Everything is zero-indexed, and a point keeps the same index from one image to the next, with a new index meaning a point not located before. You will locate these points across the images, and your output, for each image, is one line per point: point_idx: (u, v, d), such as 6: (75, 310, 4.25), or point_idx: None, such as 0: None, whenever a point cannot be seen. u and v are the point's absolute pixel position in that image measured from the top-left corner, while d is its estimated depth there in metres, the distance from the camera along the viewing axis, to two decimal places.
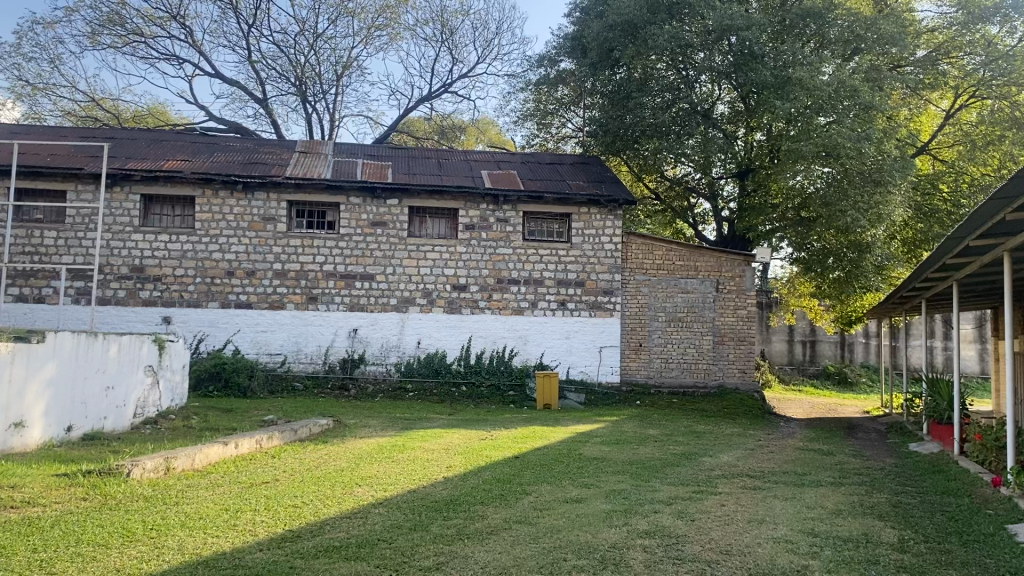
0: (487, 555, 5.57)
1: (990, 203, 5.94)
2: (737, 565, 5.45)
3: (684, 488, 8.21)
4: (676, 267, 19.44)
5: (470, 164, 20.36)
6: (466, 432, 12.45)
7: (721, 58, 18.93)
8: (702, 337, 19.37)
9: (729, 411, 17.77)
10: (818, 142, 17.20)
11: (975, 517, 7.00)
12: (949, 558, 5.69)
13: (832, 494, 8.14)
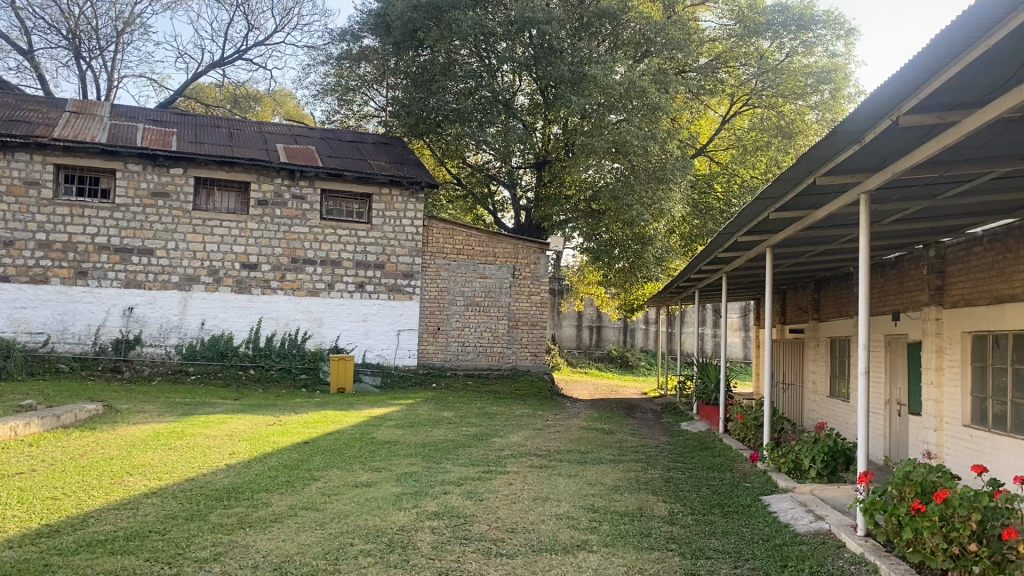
0: (269, 543, 5.38)
1: (757, 202, 6.43)
2: (521, 542, 5.61)
3: (474, 469, 8.36)
4: (475, 252, 19.70)
5: (265, 137, 19.48)
6: (252, 416, 11.98)
7: (522, 50, 19.29)
8: (498, 320, 19.79)
9: (520, 393, 18.33)
10: (610, 138, 18.02)
11: (735, 489, 7.66)
12: (712, 528, 6.18)
13: (611, 471, 8.61)
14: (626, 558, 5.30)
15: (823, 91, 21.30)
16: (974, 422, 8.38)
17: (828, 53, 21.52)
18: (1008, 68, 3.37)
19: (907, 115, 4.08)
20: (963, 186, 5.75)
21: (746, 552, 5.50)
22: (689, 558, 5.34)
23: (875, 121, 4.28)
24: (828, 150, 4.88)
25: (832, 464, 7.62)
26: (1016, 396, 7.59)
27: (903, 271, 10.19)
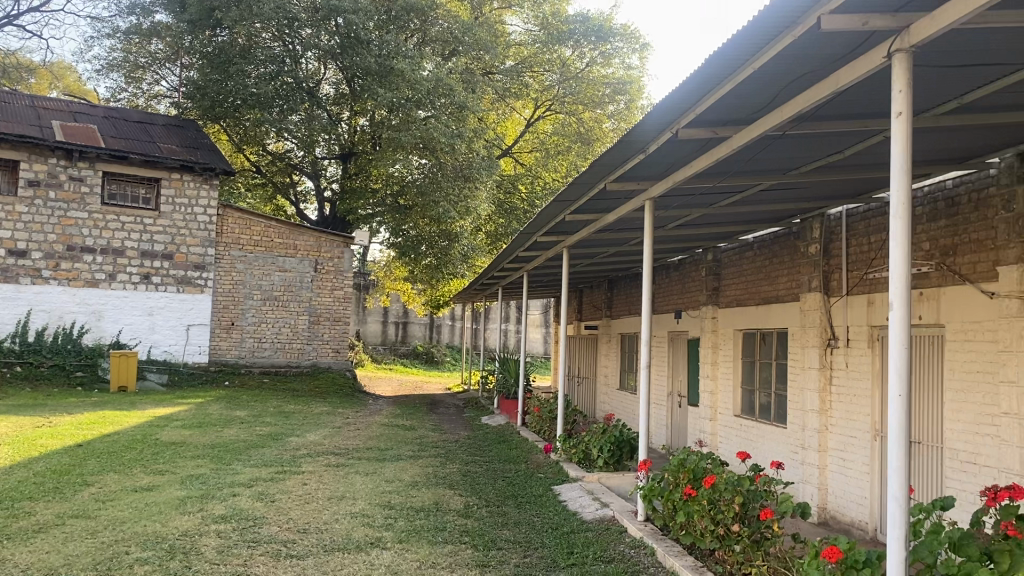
0: (30, 556, 4.93)
1: (554, 204, 6.65)
2: (312, 542, 5.50)
3: (266, 470, 8.09)
4: (274, 244, 19.09)
5: (37, 112, 17.79)
6: (18, 418, 10.91)
7: (327, 38, 18.75)
8: (298, 316, 19.29)
9: (319, 391, 17.97)
10: (416, 134, 17.94)
11: (529, 480, 7.92)
12: (504, 519, 6.34)
13: (409, 467, 8.63)
14: (420, 553, 5.33)
15: (619, 101, 22.50)
16: (744, 412, 9.18)
17: (624, 66, 22.66)
18: (771, 92, 3.72)
19: (685, 129, 4.40)
20: (734, 196, 6.26)
21: (536, 541, 5.70)
22: (481, 550, 5.45)
23: (657, 133, 4.58)
24: (617, 158, 5.16)
25: (617, 453, 8.09)
26: (778, 388, 8.36)
27: (685, 273, 10.93)
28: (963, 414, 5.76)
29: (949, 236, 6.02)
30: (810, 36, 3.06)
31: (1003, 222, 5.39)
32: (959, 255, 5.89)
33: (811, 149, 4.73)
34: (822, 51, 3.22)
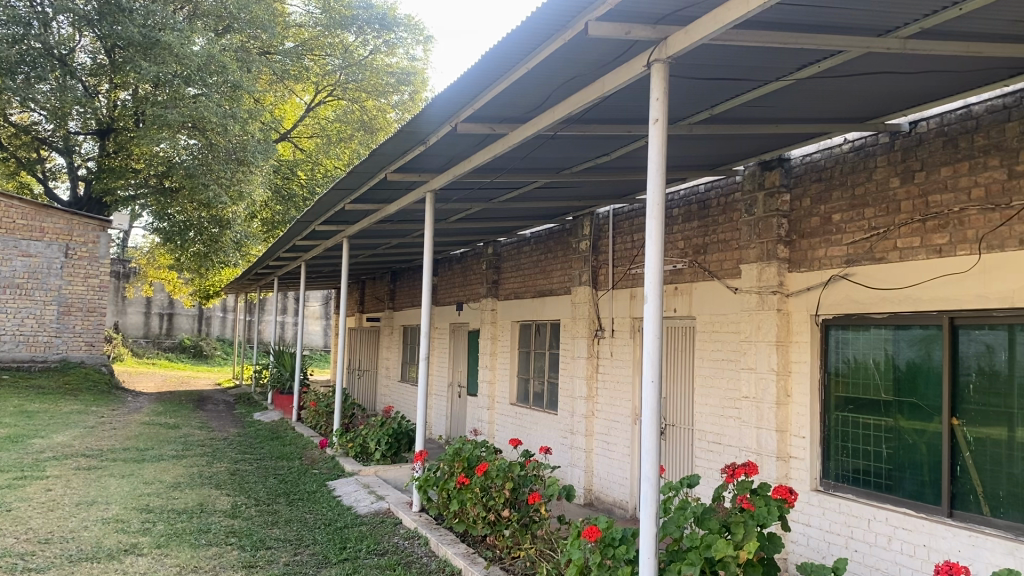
0: None
1: (335, 192, 6.47)
2: (55, 553, 5.02)
3: (2, 476, 7.27)
4: (16, 226, 17.17)
5: None
6: None
7: (82, 2, 17.06)
8: (45, 305, 17.53)
9: (69, 388, 16.48)
10: (185, 112, 16.67)
11: (302, 477, 7.70)
12: (274, 518, 6.12)
13: (171, 468, 8.11)
14: (180, 558, 5.02)
15: (403, 92, 22.60)
16: (519, 400, 9.48)
17: (408, 57, 22.97)
18: (545, 91, 3.83)
19: (463, 123, 4.45)
20: (512, 192, 6.42)
21: (307, 538, 5.56)
22: (248, 551, 5.24)
23: (438, 126, 4.60)
24: (397, 149, 5.12)
25: (396, 446, 8.08)
26: (550, 377, 8.73)
27: (466, 266, 11.11)
28: (709, 398, 6.32)
29: (700, 236, 6.54)
30: (579, 39, 3.17)
31: (745, 224, 5.94)
32: (708, 254, 6.43)
33: (581, 149, 4.95)
34: (590, 55, 3.36)
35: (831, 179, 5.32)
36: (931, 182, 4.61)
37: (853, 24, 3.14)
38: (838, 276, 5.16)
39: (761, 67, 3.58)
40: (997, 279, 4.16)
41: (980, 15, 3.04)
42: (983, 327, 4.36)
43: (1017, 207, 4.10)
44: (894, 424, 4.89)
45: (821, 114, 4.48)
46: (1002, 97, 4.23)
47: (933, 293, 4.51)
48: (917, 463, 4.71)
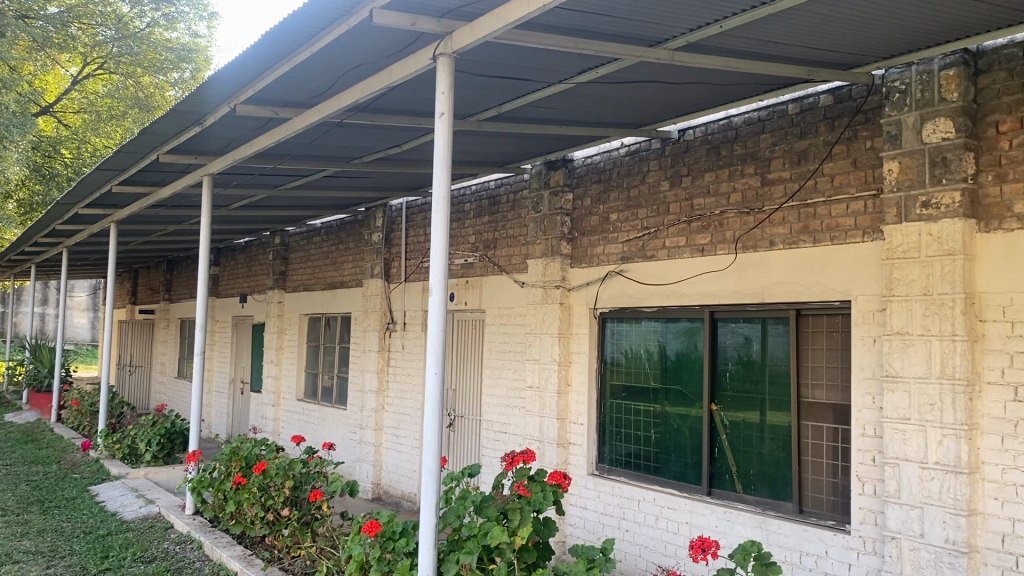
0: None
1: (100, 172, 5.96)
2: None
3: None
4: None
5: None
6: None
7: None
8: None
9: None
10: None
11: (60, 482, 7.04)
12: (25, 529, 5.57)
13: None
14: None
15: (183, 70, 21.21)
16: (307, 396, 9.24)
17: (191, 32, 21.74)
18: (329, 77, 3.74)
19: (243, 105, 4.25)
20: (298, 180, 6.24)
21: (63, 549, 5.10)
22: None
23: (215, 106, 4.37)
24: (171, 128, 4.80)
25: (169, 446, 7.63)
26: (340, 371, 8.56)
27: (251, 256, 10.65)
28: (496, 389, 6.46)
29: (490, 231, 6.67)
30: (362, 26, 3.12)
31: (531, 221, 6.12)
32: (498, 249, 6.57)
33: (369, 139, 4.88)
34: (374, 44, 3.32)
35: (610, 180, 5.59)
36: (697, 186, 4.96)
37: (626, 33, 3.32)
38: (615, 272, 5.45)
39: (544, 69, 3.71)
40: (751, 276, 4.58)
41: (737, 33, 3.31)
42: (740, 320, 4.77)
43: (767, 211, 4.51)
44: (661, 410, 5.23)
45: (600, 118, 4.70)
46: (757, 111, 4.63)
47: (697, 289, 4.88)
48: (681, 446, 5.07)
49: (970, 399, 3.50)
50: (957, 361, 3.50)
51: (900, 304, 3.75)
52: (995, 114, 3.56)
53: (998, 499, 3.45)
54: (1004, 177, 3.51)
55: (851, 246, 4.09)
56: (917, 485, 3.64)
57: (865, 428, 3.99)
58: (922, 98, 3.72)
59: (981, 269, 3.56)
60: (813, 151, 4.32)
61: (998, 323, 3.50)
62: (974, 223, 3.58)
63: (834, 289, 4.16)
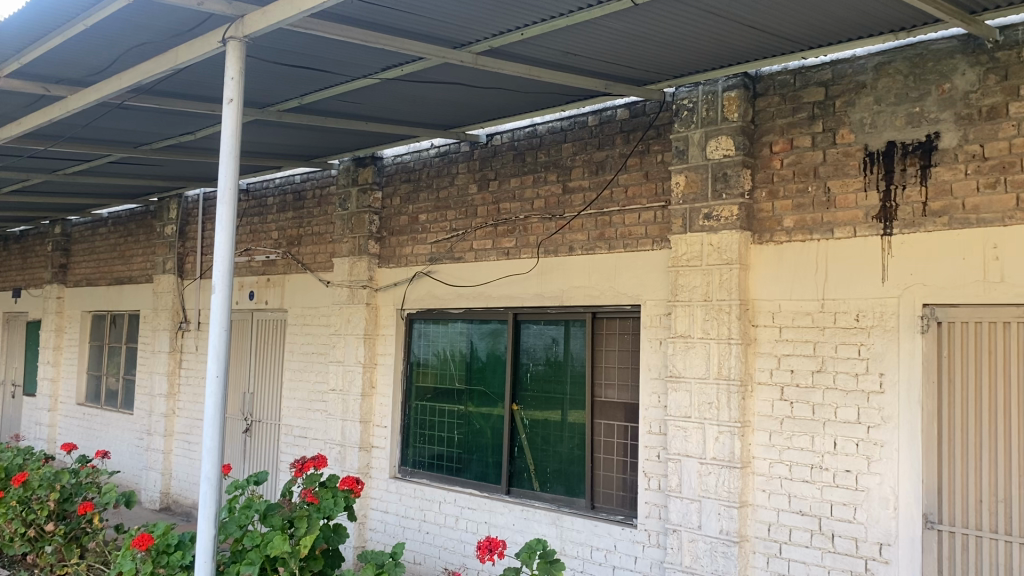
0: None
1: None
2: None
3: None
4: None
5: None
6: None
7: None
8: None
9: None
10: None
11: None
12: None
13: None
14: None
15: None
16: (88, 400, 8.54)
17: None
18: (110, 52, 3.46)
19: (9, 78, 3.85)
20: (78, 165, 5.75)
21: None
22: None
23: None
24: None
25: None
26: (127, 374, 7.97)
27: (26, 247, 9.71)
28: (297, 391, 6.25)
29: (294, 228, 6.43)
30: (144, 0, 2.91)
31: (337, 218, 5.96)
32: (301, 246, 6.35)
33: (159, 124, 4.57)
34: (159, 21, 3.11)
35: (418, 180, 5.55)
36: (502, 191, 5.01)
37: (428, 31, 3.30)
38: (422, 273, 5.43)
39: (347, 62, 3.62)
40: (551, 279, 4.69)
41: (536, 42, 3.38)
42: (542, 323, 4.87)
43: (567, 218, 4.64)
44: (464, 411, 5.25)
45: (406, 117, 4.66)
46: (560, 120, 4.75)
47: (501, 292, 4.95)
48: (482, 446, 5.11)
49: (742, 398, 3.75)
50: (732, 363, 3.75)
51: (685, 309, 3.96)
52: (770, 135, 3.83)
53: (766, 490, 3.72)
54: (776, 194, 3.79)
55: (643, 253, 4.28)
56: (696, 479, 3.86)
57: (651, 426, 4.19)
58: (707, 117, 3.95)
59: (755, 277, 3.84)
60: (610, 162, 4.48)
61: (768, 328, 3.78)
62: (750, 235, 3.85)
63: (626, 294, 4.34)
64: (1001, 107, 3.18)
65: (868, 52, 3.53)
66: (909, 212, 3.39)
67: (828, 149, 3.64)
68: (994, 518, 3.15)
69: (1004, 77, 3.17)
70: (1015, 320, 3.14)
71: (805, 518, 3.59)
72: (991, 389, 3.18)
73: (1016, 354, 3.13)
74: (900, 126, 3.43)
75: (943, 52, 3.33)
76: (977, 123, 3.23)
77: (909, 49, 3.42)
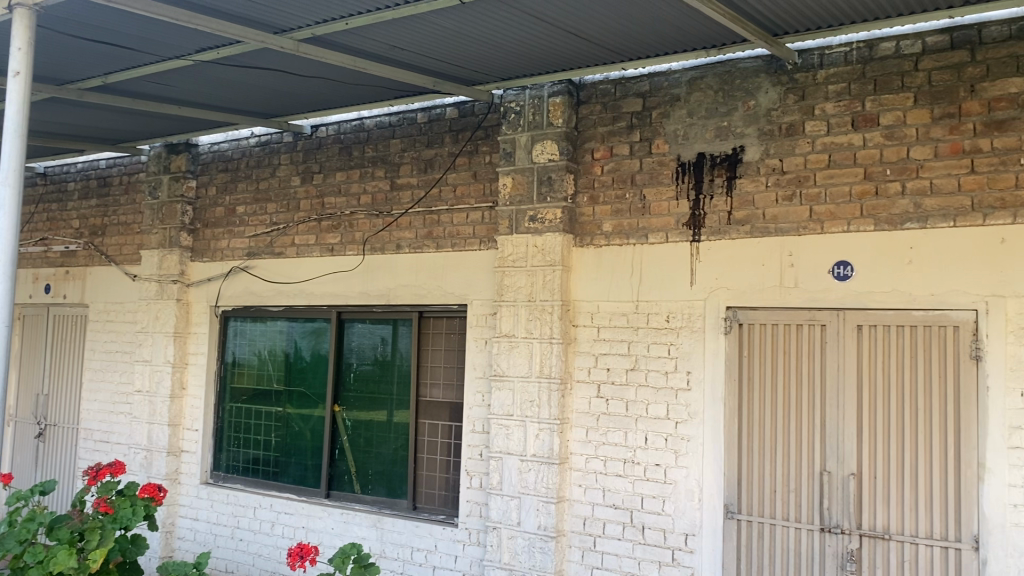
0: None
1: None
2: None
3: None
4: None
5: None
6: None
7: None
8: None
9: None
10: None
11: None
12: None
13: None
14: None
15: None
16: None
17: None
18: None
19: None
20: None
21: None
22: None
23: None
24: None
25: None
26: None
27: None
28: (99, 393, 5.81)
29: (98, 217, 5.98)
30: None
31: (147, 207, 5.59)
32: (106, 236, 5.91)
33: None
34: None
35: (237, 171, 5.30)
36: (327, 185, 4.87)
37: (247, 14, 3.15)
38: (240, 268, 5.19)
39: (157, 41, 3.40)
40: (376, 277, 4.61)
41: (362, 33, 3.31)
42: (365, 322, 4.77)
43: (394, 215, 4.57)
44: (283, 413, 5.06)
45: (224, 104, 4.44)
46: (388, 115, 4.67)
47: (323, 289, 4.81)
48: (302, 449, 4.95)
49: (562, 395, 3.83)
50: (553, 361, 3.83)
51: (509, 308, 4.00)
52: (591, 142, 3.94)
53: (582, 486, 3.82)
54: (596, 199, 3.91)
55: (469, 253, 4.29)
56: (516, 477, 3.91)
57: (474, 425, 4.20)
58: (533, 121, 4.02)
59: (575, 279, 3.93)
60: (438, 160, 4.46)
61: (587, 328, 3.88)
62: (572, 238, 3.94)
63: (452, 293, 4.33)
64: (798, 124, 3.42)
65: (683, 67, 3.71)
66: (717, 220, 3.58)
67: (645, 158, 3.79)
68: (787, 507, 3.34)
69: (801, 98, 3.42)
70: (806, 323, 3.36)
71: (617, 511, 3.72)
72: (785, 389, 3.38)
73: (808, 353, 3.34)
74: (710, 139, 3.62)
75: (749, 71, 3.55)
76: (777, 139, 3.46)
77: (719, 66, 3.62)
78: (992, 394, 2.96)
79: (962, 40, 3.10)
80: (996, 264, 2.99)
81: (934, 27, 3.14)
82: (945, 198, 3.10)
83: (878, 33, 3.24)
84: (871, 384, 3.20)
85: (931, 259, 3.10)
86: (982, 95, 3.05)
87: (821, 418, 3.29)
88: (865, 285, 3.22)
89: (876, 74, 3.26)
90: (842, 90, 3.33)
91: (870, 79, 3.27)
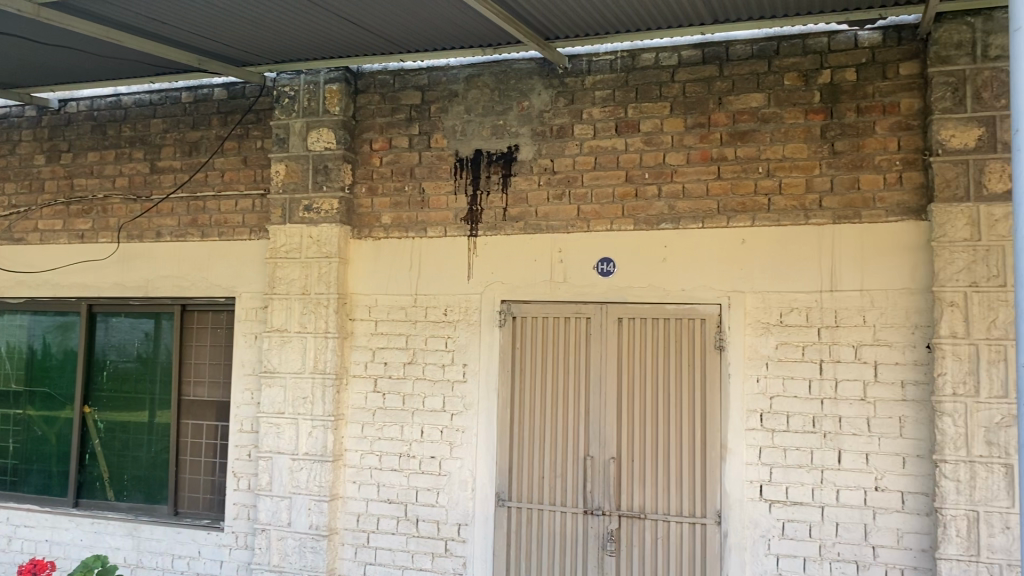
0: None
1: None
2: None
3: None
4: None
5: None
6: None
7: None
8: None
9: None
10: None
11: None
12: None
13: None
14: None
15: None
16: None
17: None
18: None
19: None
20: None
21: None
22: None
23: None
24: None
25: None
26: None
27: None
28: None
29: None
30: None
31: None
32: None
33: None
34: None
35: None
36: (77, 165, 4.46)
37: None
38: None
39: None
40: (134, 267, 4.28)
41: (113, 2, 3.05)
42: (120, 315, 4.41)
43: (154, 200, 4.27)
44: (23, 416, 4.57)
45: None
46: (148, 93, 4.35)
47: (72, 279, 4.40)
48: (46, 455, 4.50)
49: (336, 391, 3.75)
50: (328, 356, 3.74)
51: (281, 301, 3.85)
52: (369, 133, 3.89)
53: (356, 482, 3.76)
54: (374, 190, 3.86)
55: (237, 243, 4.09)
56: (287, 476, 3.77)
57: (242, 424, 4.02)
58: (308, 107, 3.89)
59: (352, 272, 3.86)
60: (205, 143, 4.21)
61: (364, 322, 3.83)
62: (349, 230, 3.86)
63: (219, 286, 4.11)
64: (568, 126, 3.55)
65: (460, 64, 3.74)
66: (492, 216, 3.65)
67: (423, 152, 3.79)
68: (553, 493, 3.46)
69: (571, 101, 3.56)
70: (573, 316, 3.50)
71: (392, 506, 3.70)
72: (553, 381, 3.50)
73: (575, 345, 3.49)
74: (485, 136, 3.68)
75: (523, 72, 3.64)
76: (548, 139, 3.58)
77: (495, 65, 3.68)
78: (732, 380, 3.24)
79: (712, 56, 3.36)
80: (737, 262, 3.27)
81: (688, 43, 3.39)
82: (695, 201, 3.34)
83: (640, 45, 3.44)
84: (630, 373, 3.40)
85: (682, 258, 3.34)
86: (728, 107, 3.32)
87: (586, 407, 3.44)
88: (627, 280, 3.42)
89: (637, 83, 3.46)
90: (607, 96, 3.50)
91: (633, 87, 3.46)
